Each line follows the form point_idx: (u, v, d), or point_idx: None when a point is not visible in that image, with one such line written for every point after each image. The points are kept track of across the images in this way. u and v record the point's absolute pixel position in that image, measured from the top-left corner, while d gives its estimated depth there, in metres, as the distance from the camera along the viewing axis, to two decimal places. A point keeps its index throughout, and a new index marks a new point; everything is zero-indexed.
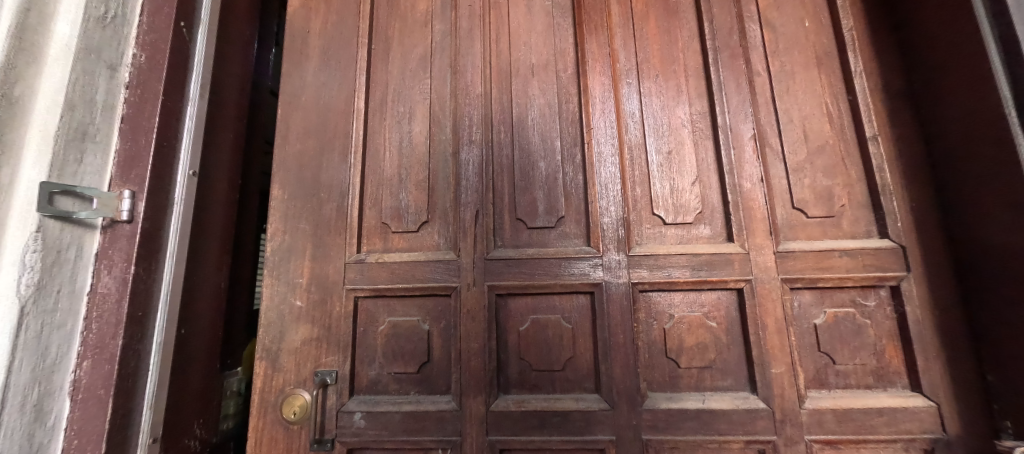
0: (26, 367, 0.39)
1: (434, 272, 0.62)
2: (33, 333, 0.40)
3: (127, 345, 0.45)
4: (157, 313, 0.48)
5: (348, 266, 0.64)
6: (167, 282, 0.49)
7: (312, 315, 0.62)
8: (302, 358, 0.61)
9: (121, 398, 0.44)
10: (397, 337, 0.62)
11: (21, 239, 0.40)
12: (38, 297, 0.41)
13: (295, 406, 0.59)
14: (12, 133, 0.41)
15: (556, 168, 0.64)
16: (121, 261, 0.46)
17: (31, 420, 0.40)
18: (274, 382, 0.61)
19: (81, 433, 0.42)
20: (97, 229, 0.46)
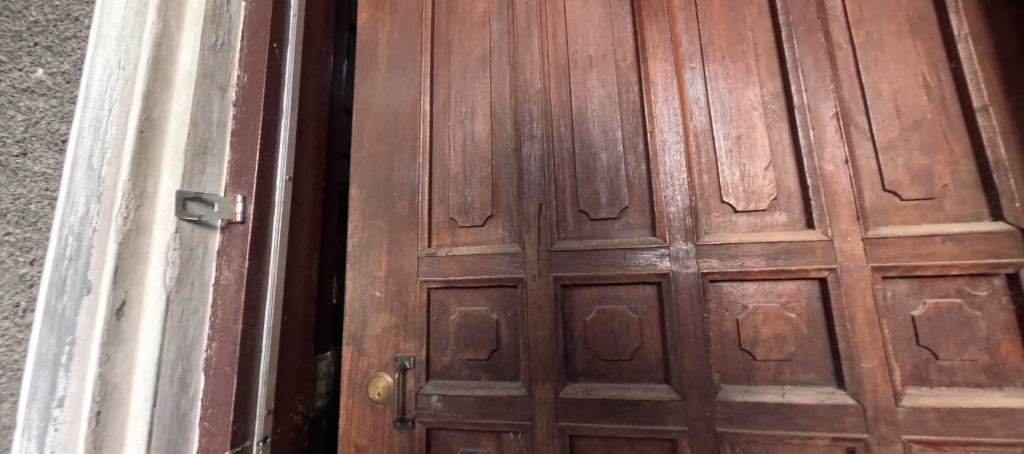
0: (173, 346, 0.48)
1: (500, 264, 0.65)
2: (176, 317, 0.48)
3: (245, 329, 0.52)
4: (266, 303, 0.55)
5: (421, 259, 0.68)
6: (272, 275, 0.56)
7: (391, 305, 0.68)
8: (383, 344, 0.67)
9: (243, 375, 0.51)
10: (468, 325, 0.65)
11: (164, 239, 0.48)
12: (179, 287, 0.49)
13: (379, 387, 0.65)
14: (154, 151, 0.49)
15: (618, 159, 0.64)
16: (238, 256, 0.53)
17: (178, 390, 0.48)
18: (360, 365, 0.67)
19: (213, 402, 0.50)
20: (217, 229, 0.54)
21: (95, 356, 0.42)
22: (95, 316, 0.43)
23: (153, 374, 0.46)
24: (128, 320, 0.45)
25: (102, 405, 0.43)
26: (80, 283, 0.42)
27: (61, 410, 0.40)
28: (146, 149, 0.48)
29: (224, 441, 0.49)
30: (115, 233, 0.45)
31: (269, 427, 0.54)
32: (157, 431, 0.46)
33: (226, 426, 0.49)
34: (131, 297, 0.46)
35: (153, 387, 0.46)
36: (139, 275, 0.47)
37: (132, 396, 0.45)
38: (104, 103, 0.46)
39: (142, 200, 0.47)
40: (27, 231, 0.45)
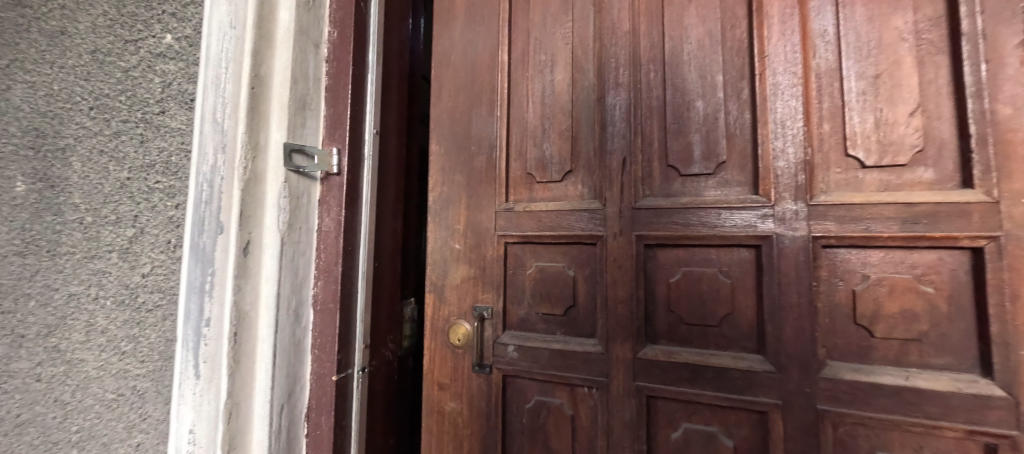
0: (288, 282, 0.55)
1: (577, 221, 0.63)
2: (289, 257, 0.55)
3: (344, 271, 0.58)
4: (362, 249, 0.60)
5: (499, 214, 0.70)
6: (366, 224, 0.61)
7: (469, 257, 0.72)
8: (463, 294, 0.71)
9: (343, 312, 0.57)
10: (545, 280, 0.66)
11: (276, 188, 0.54)
12: (290, 231, 0.55)
13: (459, 333, 0.70)
14: (264, 107, 0.54)
15: (717, 107, 0.57)
16: (336, 206, 0.58)
17: (293, 321, 0.55)
18: (441, 311, 0.72)
19: (321, 334, 0.57)
20: (318, 181, 0.59)
21: (230, 286, 0.50)
22: (228, 252, 0.50)
23: (274, 305, 0.53)
24: (253, 257, 0.52)
25: (237, 327, 0.50)
26: (215, 224, 0.50)
27: (208, 329, 0.49)
28: (257, 104, 0.53)
29: (332, 367, 0.56)
30: (238, 182, 0.51)
31: (368, 359, 0.61)
32: (279, 352, 0.53)
33: (332, 355, 0.56)
34: (254, 238, 0.52)
35: (274, 316, 0.53)
36: (258, 219, 0.53)
37: (260, 322, 0.53)
38: (222, 62, 0.51)
39: (257, 152, 0.53)
40: (171, 181, 0.52)
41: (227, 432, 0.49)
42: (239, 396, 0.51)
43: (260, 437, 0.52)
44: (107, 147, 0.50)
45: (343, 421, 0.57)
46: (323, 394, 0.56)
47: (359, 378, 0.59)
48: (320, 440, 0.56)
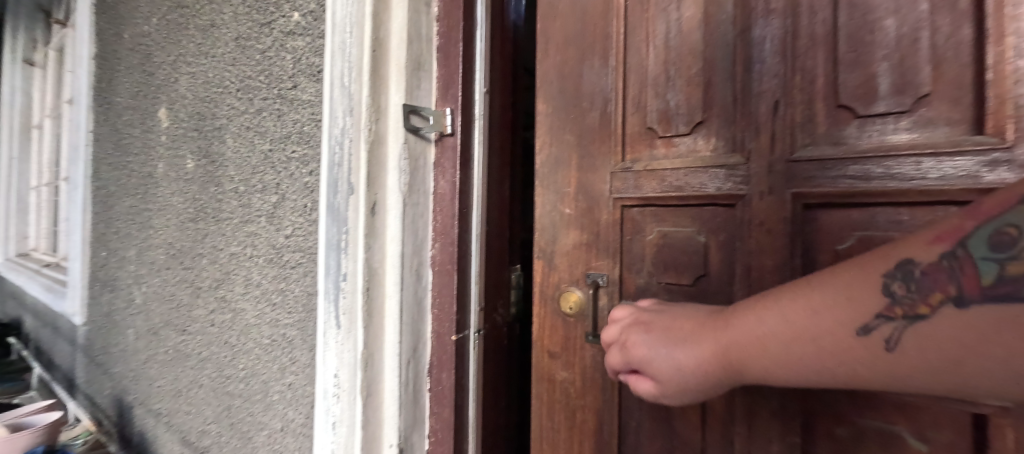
0: (409, 242, 0.56)
1: (711, 180, 0.55)
2: (410, 218, 0.56)
3: (460, 233, 0.58)
4: (474, 211, 0.59)
5: (615, 175, 0.64)
6: (478, 186, 0.60)
7: (581, 222, 0.67)
8: (574, 261, 0.68)
9: (460, 273, 0.58)
10: (670, 246, 0.60)
11: (396, 149, 0.55)
12: (410, 192, 0.56)
13: (570, 301, 0.67)
14: (383, 69, 0.54)
15: (918, 24, 0.44)
16: (451, 167, 0.57)
17: (415, 279, 0.57)
18: (551, 278, 0.70)
19: (440, 294, 0.58)
20: (432, 143, 0.59)
21: (362, 244, 0.52)
22: (359, 211, 0.52)
23: (399, 263, 0.55)
24: (379, 217, 0.54)
25: (369, 283, 0.53)
26: (347, 184, 0.52)
27: (346, 283, 0.52)
28: (377, 66, 0.53)
29: (451, 327, 0.57)
30: (364, 143, 0.52)
31: (482, 323, 0.61)
32: (405, 308, 0.56)
33: (451, 315, 0.57)
34: (379, 198, 0.54)
35: (399, 274, 0.55)
36: (382, 180, 0.54)
37: (386, 279, 0.55)
38: (346, 26, 0.52)
39: (379, 114, 0.54)
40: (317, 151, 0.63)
41: (364, 379, 0.53)
42: (373, 347, 0.54)
43: (391, 386, 0.56)
44: (248, 168, 0.79)
45: (461, 380, 0.59)
46: (444, 352, 0.58)
47: (475, 339, 0.60)
48: (442, 396, 0.58)
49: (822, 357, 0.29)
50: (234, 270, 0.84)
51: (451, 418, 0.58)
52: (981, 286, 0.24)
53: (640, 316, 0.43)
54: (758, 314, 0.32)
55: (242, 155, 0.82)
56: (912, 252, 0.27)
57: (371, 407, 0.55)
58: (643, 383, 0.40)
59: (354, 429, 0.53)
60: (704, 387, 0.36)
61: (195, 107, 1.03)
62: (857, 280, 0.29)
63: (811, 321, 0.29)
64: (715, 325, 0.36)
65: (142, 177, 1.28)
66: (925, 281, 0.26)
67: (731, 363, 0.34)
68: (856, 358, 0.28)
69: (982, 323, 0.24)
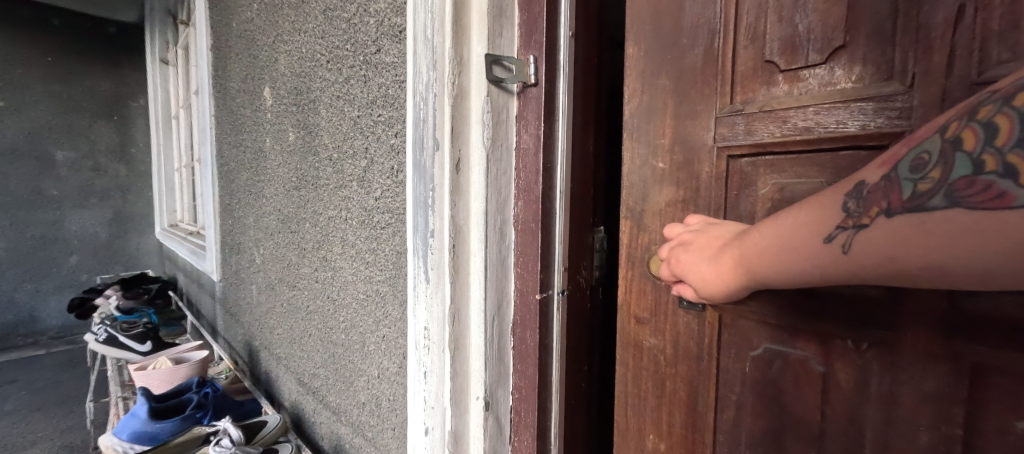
0: (493, 199, 0.56)
1: (854, 118, 0.47)
2: (493, 175, 0.55)
3: (545, 190, 0.55)
4: (558, 166, 0.56)
5: (721, 121, 0.56)
6: (562, 139, 0.56)
7: (676, 177, 0.61)
8: (667, 221, 0.62)
9: (544, 231, 0.56)
10: (789, 201, 0.52)
11: (479, 104, 0.54)
12: (493, 148, 0.55)
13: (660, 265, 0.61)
14: (466, 19, 0.53)
15: None
16: (534, 120, 0.54)
17: (499, 238, 0.57)
18: (640, 239, 0.65)
19: (523, 253, 0.58)
20: (514, 95, 0.56)
21: (446, 202, 0.54)
22: (444, 168, 0.54)
23: (482, 220, 0.56)
24: (464, 174, 0.55)
25: (455, 239, 0.56)
26: (433, 141, 0.54)
27: (433, 239, 0.56)
28: (460, 17, 0.52)
29: (535, 286, 0.57)
30: (448, 99, 0.53)
31: (567, 283, 0.59)
32: (489, 264, 0.57)
33: (536, 274, 0.57)
34: (463, 155, 0.55)
35: (483, 232, 0.56)
36: (466, 136, 0.55)
37: (472, 236, 0.57)
38: None
39: (462, 66, 0.53)
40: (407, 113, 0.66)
41: (452, 333, 0.58)
42: (460, 304, 0.58)
43: (476, 342, 0.59)
44: (341, 137, 0.88)
45: (545, 340, 0.58)
46: (528, 311, 0.58)
47: (558, 299, 0.58)
48: (526, 355, 0.59)
49: (797, 259, 0.37)
50: (332, 232, 0.94)
51: (534, 378, 0.58)
52: (902, 200, 0.30)
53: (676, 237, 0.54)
54: (760, 230, 0.40)
55: (337, 124, 0.89)
56: (865, 175, 0.33)
57: (459, 360, 0.59)
58: (683, 291, 0.54)
59: (444, 378, 0.59)
60: (722, 291, 0.46)
61: (290, 81, 1.12)
62: (826, 196, 0.35)
63: (790, 236, 0.37)
64: (734, 242, 0.44)
65: (255, 153, 1.43)
66: (871, 196, 0.32)
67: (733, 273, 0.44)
68: (820, 261, 0.35)
69: (910, 228, 0.29)
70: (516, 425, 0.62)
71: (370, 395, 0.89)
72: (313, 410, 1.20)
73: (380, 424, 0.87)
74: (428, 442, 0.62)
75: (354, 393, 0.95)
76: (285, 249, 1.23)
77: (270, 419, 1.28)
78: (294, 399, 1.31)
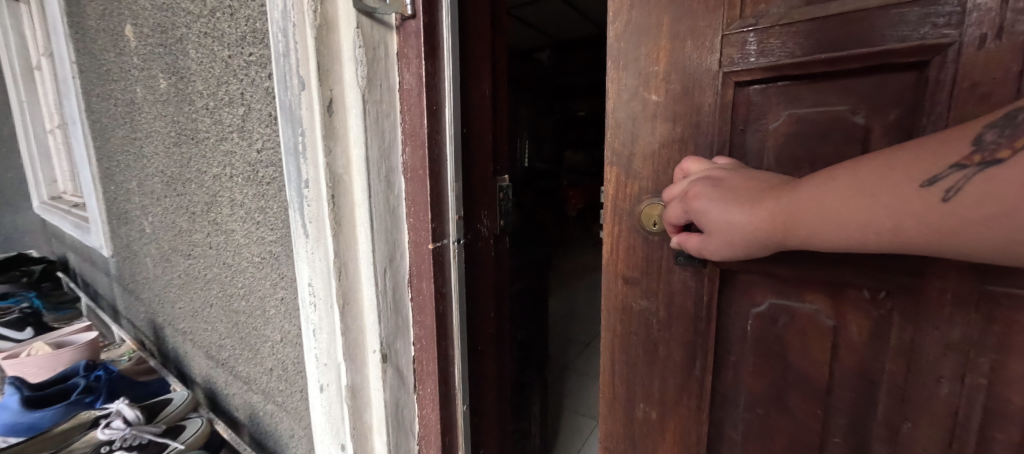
0: (374, 144, 0.58)
1: (892, 28, 0.39)
2: (372, 119, 0.57)
3: (430, 134, 0.58)
4: (446, 109, 0.59)
5: (729, 40, 0.47)
6: (449, 78, 0.59)
7: (672, 112, 0.51)
8: (660, 166, 0.53)
9: (432, 178, 0.59)
10: (806, 135, 0.45)
11: (350, 46, 0.55)
12: (371, 88, 0.56)
13: (653, 217, 0.54)
14: None
15: None
16: (416, 57, 0.57)
17: (385, 187, 0.60)
18: (628, 189, 0.56)
19: (415, 203, 0.61)
20: (394, 29, 0.58)
21: (319, 148, 0.56)
22: (313, 110, 0.55)
23: (365, 171, 0.58)
24: (338, 119, 0.56)
25: (333, 190, 0.58)
26: (299, 81, 0.55)
27: (308, 190, 0.58)
28: None
29: (428, 236, 0.61)
30: (310, 30, 0.53)
31: (462, 232, 0.64)
32: (375, 216, 0.60)
33: (426, 224, 0.61)
34: (336, 96, 0.56)
35: (367, 183, 0.59)
36: (337, 75, 0.56)
37: (354, 187, 0.59)
38: None
39: None
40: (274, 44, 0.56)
41: (340, 288, 0.61)
42: (345, 257, 0.60)
43: (370, 294, 0.63)
44: (212, 81, 0.71)
45: (443, 288, 0.63)
46: (422, 261, 0.62)
47: (453, 249, 0.63)
48: (423, 305, 0.64)
49: (877, 210, 0.33)
50: (217, 193, 0.80)
51: (435, 325, 0.63)
52: None
53: (711, 173, 0.44)
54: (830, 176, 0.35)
55: (206, 65, 0.72)
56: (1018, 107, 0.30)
57: (351, 315, 0.63)
58: (700, 240, 0.45)
59: (334, 333, 0.63)
60: (747, 242, 0.41)
61: (148, 9, 0.86)
62: (938, 142, 0.32)
63: (881, 182, 0.33)
64: (784, 189, 0.38)
65: (126, 105, 1.14)
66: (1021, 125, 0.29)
67: (777, 217, 0.38)
68: (912, 209, 0.32)
69: None
70: (419, 375, 0.67)
71: (276, 361, 0.82)
72: (224, 382, 1.07)
73: (288, 387, 0.81)
74: (324, 398, 0.66)
75: (261, 361, 0.87)
76: (172, 215, 1.02)
77: (176, 397, 1.13)
78: (206, 374, 1.15)
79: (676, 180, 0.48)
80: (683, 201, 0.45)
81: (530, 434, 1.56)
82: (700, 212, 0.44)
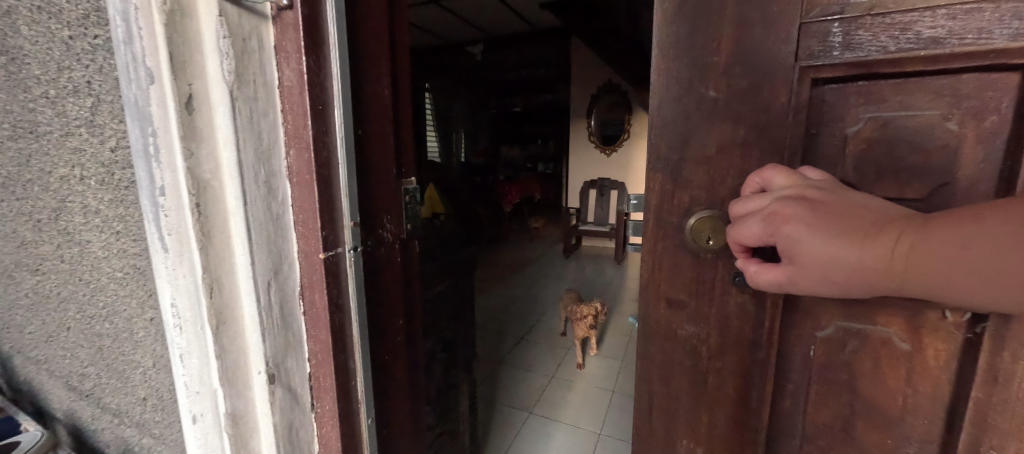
0: (250, 147, 0.42)
1: (1003, 24, 0.35)
2: (246, 117, 0.41)
3: (317, 137, 0.44)
4: (336, 107, 0.46)
5: (807, 29, 0.40)
6: (337, 77, 0.46)
7: (733, 111, 0.44)
8: (716, 173, 0.46)
9: (323, 183, 0.45)
10: (888, 142, 0.40)
11: (210, 21, 0.39)
12: (241, 83, 0.41)
13: (704, 232, 0.46)
14: None
15: None
16: (296, 51, 0.43)
17: (266, 194, 0.44)
18: (674, 200, 0.48)
19: (303, 208, 0.46)
20: (269, 20, 0.43)
21: (174, 150, 0.39)
22: (167, 108, 0.38)
23: (237, 174, 0.42)
24: (201, 115, 0.40)
25: (199, 197, 0.41)
26: (143, 69, 0.37)
27: (165, 199, 0.40)
28: None
29: (318, 245, 0.47)
30: (158, 14, 0.36)
31: (359, 237, 0.51)
32: (254, 227, 0.44)
33: (317, 231, 0.46)
34: (198, 91, 0.39)
35: (240, 187, 0.42)
36: (199, 66, 0.39)
37: (226, 194, 0.42)
38: None
39: None
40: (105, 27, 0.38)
41: (211, 307, 0.43)
42: (218, 272, 0.43)
43: (250, 314, 0.46)
44: (40, 55, 0.51)
45: (338, 299, 0.49)
46: (312, 274, 0.47)
47: (350, 258, 0.50)
48: (318, 318, 0.49)
49: None
50: (60, 199, 0.59)
51: (330, 341, 0.49)
52: None
53: (804, 192, 0.39)
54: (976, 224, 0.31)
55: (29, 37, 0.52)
56: None
57: (229, 333, 0.45)
58: (774, 266, 0.41)
59: (207, 357, 0.45)
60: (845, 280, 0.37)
61: None
62: None
63: None
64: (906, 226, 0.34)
65: None
66: None
67: (894, 256, 0.34)
68: None
69: None
70: (316, 391, 0.51)
71: (150, 388, 0.63)
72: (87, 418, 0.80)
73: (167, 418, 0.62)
74: (197, 429, 0.48)
75: (132, 391, 0.67)
76: None
77: None
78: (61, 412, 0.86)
79: (750, 191, 0.43)
80: (768, 221, 0.40)
81: (459, 434, 1.49)
82: (788, 240, 0.39)
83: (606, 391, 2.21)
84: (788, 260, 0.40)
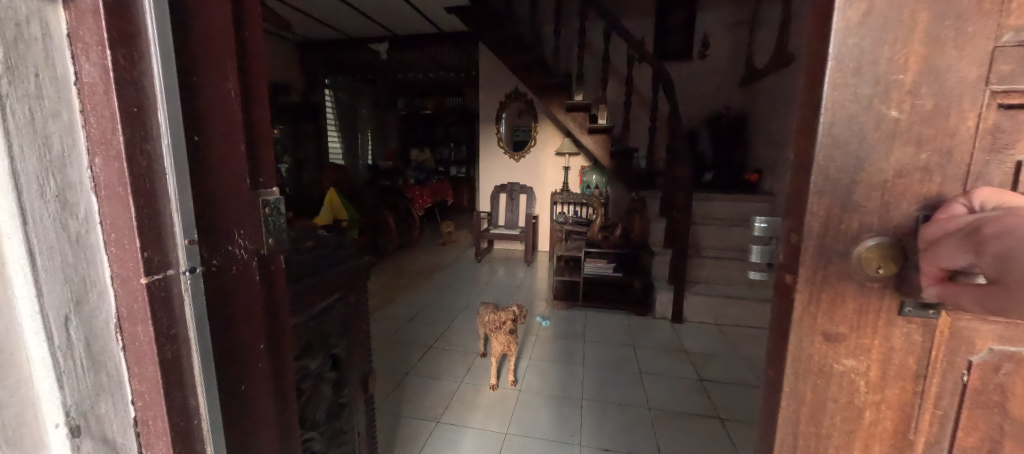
0: (33, 160, 0.41)
1: None
2: (24, 123, 0.40)
3: (131, 143, 0.42)
4: (158, 111, 0.43)
5: (1001, 52, 0.39)
6: (157, 76, 0.43)
7: (915, 132, 0.41)
8: (891, 198, 0.43)
9: (139, 200, 0.43)
10: None
11: None
12: (13, 80, 0.39)
13: (877, 261, 0.43)
14: None
15: None
16: (95, 45, 0.40)
17: (59, 210, 0.42)
18: (842, 225, 0.44)
19: (114, 229, 0.44)
20: (59, 4, 0.40)
21: None
22: None
23: (13, 189, 0.40)
24: None
25: None
26: None
27: None
28: None
29: (136, 268, 0.44)
30: None
31: (198, 259, 0.48)
32: (40, 250, 0.42)
33: (135, 253, 0.44)
34: None
35: (19, 202, 0.40)
36: None
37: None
38: None
39: None
40: None
41: None
42: None
43: (38, 352, 0.43)
44: None
45: (172, 330, 0.47)
46: (134, 300, 0.45)
47: (185, 281, 0.47)
48: (142, 354, 0.47)
49: None
50: None
51: (158, 376, 0.47)
52: None
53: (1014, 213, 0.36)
54: None
55: None
56: None
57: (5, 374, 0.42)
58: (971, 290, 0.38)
59: None
60: None
61: None
62: None
63: None
64: None
65: None
66: None
67: None
68: None
69: None
70: (143, 436, 0.49)
71: None
72: None
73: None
74: None
75: None
76: None
77: None
78: None
79: (944, 217, 0.40)
80: (969, 237, 0.37)
81: None
82: (996, 257, 0.36)
83: (512, 390, 2.18)
84: (993, 284, 0.36)
